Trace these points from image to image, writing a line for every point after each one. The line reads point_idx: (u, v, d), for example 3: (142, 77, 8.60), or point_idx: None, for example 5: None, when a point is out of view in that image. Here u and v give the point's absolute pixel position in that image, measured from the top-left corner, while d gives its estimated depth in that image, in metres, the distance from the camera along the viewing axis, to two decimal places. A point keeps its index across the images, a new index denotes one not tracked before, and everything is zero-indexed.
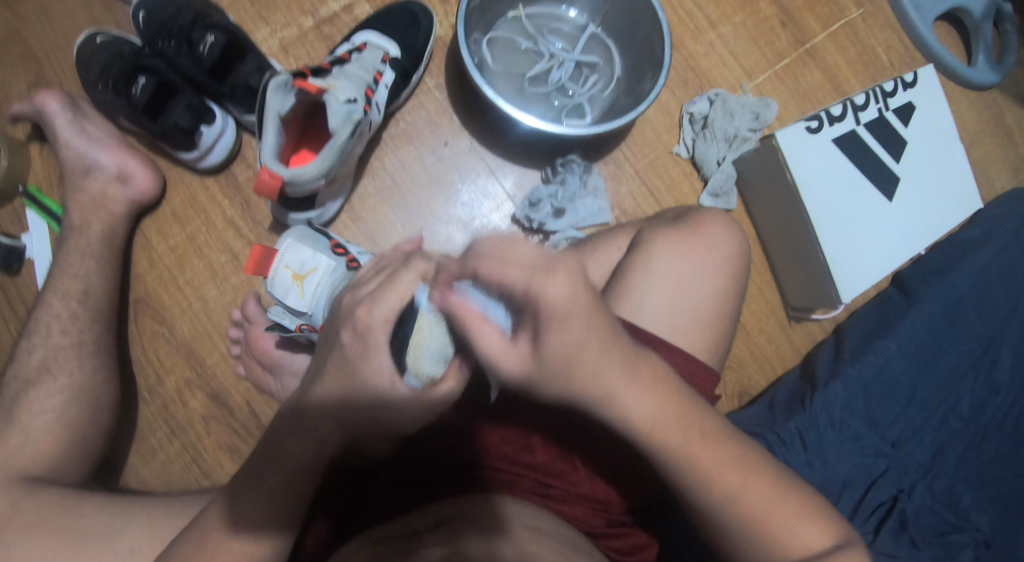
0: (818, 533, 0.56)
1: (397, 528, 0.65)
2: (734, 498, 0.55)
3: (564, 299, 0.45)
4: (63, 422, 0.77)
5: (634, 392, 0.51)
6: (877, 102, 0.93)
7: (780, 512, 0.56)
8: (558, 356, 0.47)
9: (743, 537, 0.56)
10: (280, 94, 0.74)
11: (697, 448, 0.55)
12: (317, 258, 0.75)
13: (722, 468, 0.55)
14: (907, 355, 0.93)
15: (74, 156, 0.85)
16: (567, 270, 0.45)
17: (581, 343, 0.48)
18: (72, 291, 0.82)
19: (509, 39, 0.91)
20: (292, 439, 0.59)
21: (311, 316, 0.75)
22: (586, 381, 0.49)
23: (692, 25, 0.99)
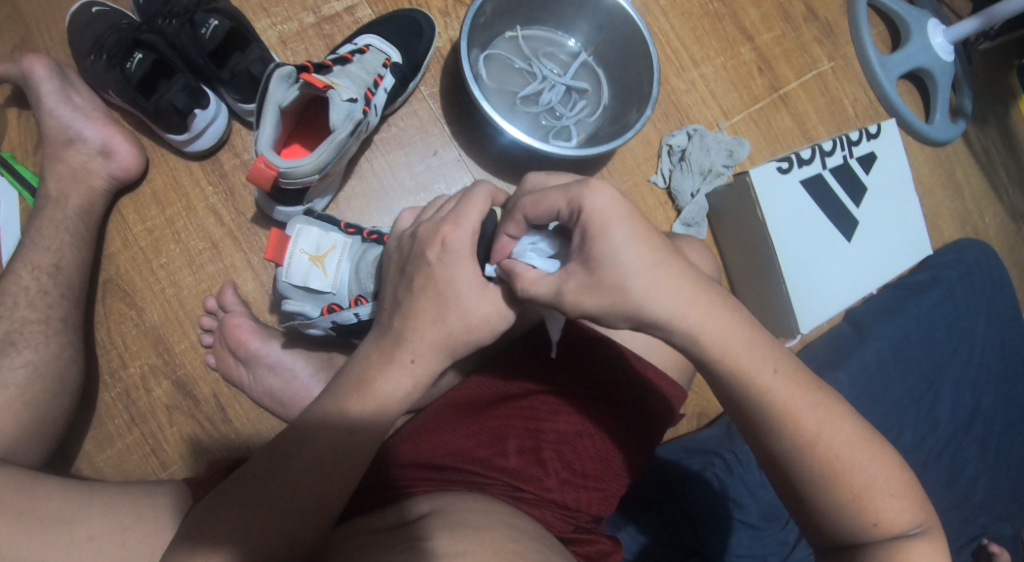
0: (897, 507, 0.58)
1: (374, 521, 0.66)
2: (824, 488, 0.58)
3: (604, 205, 0.53)
4: (25, 400, 0.74)
5: (711, 323, 0.56)
6: (843, 150, 1.00)
7: (870, 472, 0.58)
8: (609, 269, 0.54)
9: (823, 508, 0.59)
10: (283, 85, 0.73)
11: (763, 372, 0.57)
12: (331, 237, 0.79)
13: (806, 422, 0.58)
14: (857, 387, 0.99)
15: (57, 125, 0.83)
16: (605, 187, 0.54)
17: (630, 247, 0.54)
18: (44, 265, 0.79)
19: (505, 58, 0.93)
20: (328, 424, 0.60)
21: (336, 294, 0.79)
22: (644, 297, 0.55)
23: (677, 63, 1.04)
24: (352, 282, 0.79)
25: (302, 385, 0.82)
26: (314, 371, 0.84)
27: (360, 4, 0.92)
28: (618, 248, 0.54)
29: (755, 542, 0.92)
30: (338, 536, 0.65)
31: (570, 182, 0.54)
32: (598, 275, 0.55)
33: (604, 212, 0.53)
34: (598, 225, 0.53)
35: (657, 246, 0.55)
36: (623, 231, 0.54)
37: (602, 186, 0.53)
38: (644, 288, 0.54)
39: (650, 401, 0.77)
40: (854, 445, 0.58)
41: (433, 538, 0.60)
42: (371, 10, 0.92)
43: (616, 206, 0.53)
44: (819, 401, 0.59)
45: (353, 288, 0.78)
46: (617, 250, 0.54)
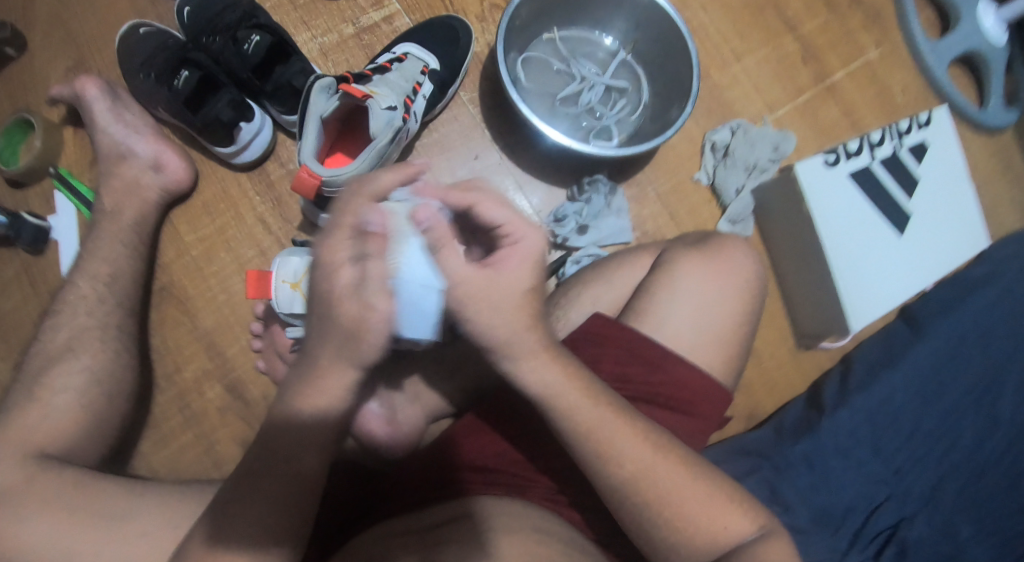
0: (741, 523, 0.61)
1: (404, 522, 0.67)
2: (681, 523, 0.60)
3: (522, 265, 0.54)
4: (83, 402, 0.76)
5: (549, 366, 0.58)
6: (892, 141, 0.96)
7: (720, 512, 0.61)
8: (482, 290, 0.53)
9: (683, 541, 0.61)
10: (323, 95, 0.75)
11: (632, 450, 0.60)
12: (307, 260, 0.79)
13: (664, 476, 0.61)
14: (911, 386, 0.96)
15: (110, 142, 0.86)
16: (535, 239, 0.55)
17: (513, 284, 0.54)
18: (101, 274, 0.82)
19: (544, 60, 0.93)
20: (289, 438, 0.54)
21: None
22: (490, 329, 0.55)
23: (717, 57, 1.02)
24: None
25: None
26: None
27: (399, 13, 0.93)
28: (509, 286, 0.54)
29: (806, 549, 0.88)
30: (369, 537, 0.66)
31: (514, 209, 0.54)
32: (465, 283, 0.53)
33: (516, 260, 0.54)
34: (498, 263, 0.54)
35: (529, 305, 0.56)
36: (519, 284, 0.54)
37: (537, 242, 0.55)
38: (487, 318, 0.55)
39: (697, 404, 0.74)
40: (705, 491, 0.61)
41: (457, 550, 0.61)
42: (409, 19, 0.93)
43: (533, 256, 0.54)
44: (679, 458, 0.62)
45: None
46: (501, 284, 0.54)
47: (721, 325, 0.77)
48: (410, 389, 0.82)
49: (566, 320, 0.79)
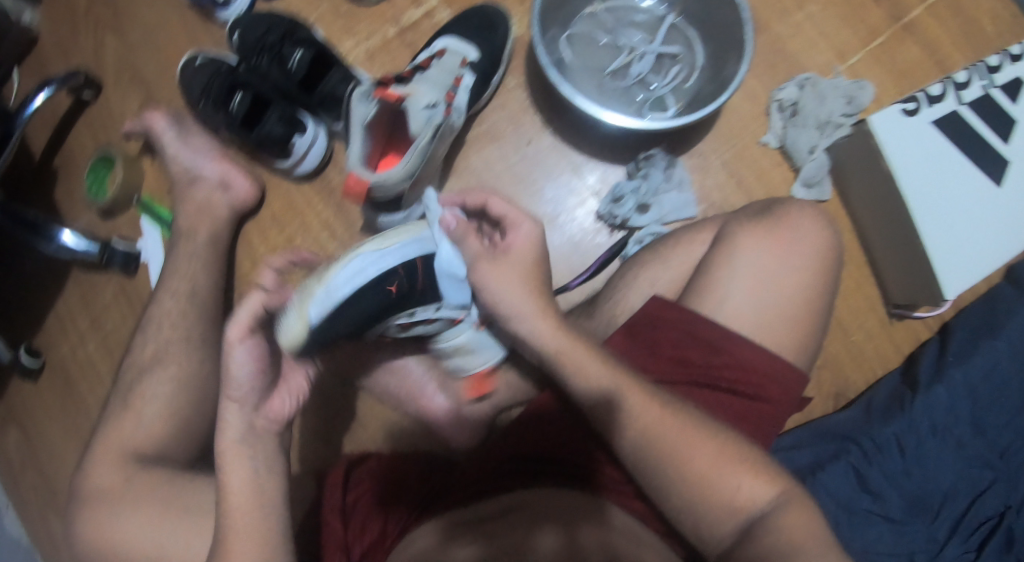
0: (750, 487, 0.60)
1: (462, 513, 0.69)
2: (702, 486, 0.61)
3: (525, 242, 0.68)
4: (172, 407, 0.81)
5: (542, 321, 0.66)
6: (981, 79, 0.85)
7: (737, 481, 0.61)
8: (494, 276, 0.66)
9: (698, 506, 0.61)
10: (363, 102, 0.76)
11: (641, 412, 0.62)
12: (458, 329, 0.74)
13: (684, 447, 0.61)
14: (1019, 358, 0.87)
15: (181, 168, 0.93)
16: (530, 230, 0.68)
17: (515, 269, 0.67)
18: (182, 290, 0.88)
19: (587, 35, 0.89)
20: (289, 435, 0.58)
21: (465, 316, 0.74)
22: (502, 300, 0.67)
23: (777, 5, 0.94)
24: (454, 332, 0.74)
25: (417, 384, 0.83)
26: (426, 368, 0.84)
27: (438, 8, 0.93)
28: (511, 274, 0.66)
29: (898, 538, 0.83)
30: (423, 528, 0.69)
31: (508, 211, 0.69)
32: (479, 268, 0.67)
33: (521, 247, 0.68)
34: (506, 252, 0.68)
35: (538, 277, 0.68)
36: (513, 269, 0.67)
37: (527, 228, 0.68)
38: (497, 290, 0.66)
39: (770, 385, 0.70)
40: (721, 460, 0.61)
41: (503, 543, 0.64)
42: (448, 13, 0.93)
43: (531, 238, 0.67)
44: (691, 425, 0.62)
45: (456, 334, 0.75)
46: (508, 276, 0.66)
47: (788, 297, 0.72)
48: None
49: (624, 304, 0.77)
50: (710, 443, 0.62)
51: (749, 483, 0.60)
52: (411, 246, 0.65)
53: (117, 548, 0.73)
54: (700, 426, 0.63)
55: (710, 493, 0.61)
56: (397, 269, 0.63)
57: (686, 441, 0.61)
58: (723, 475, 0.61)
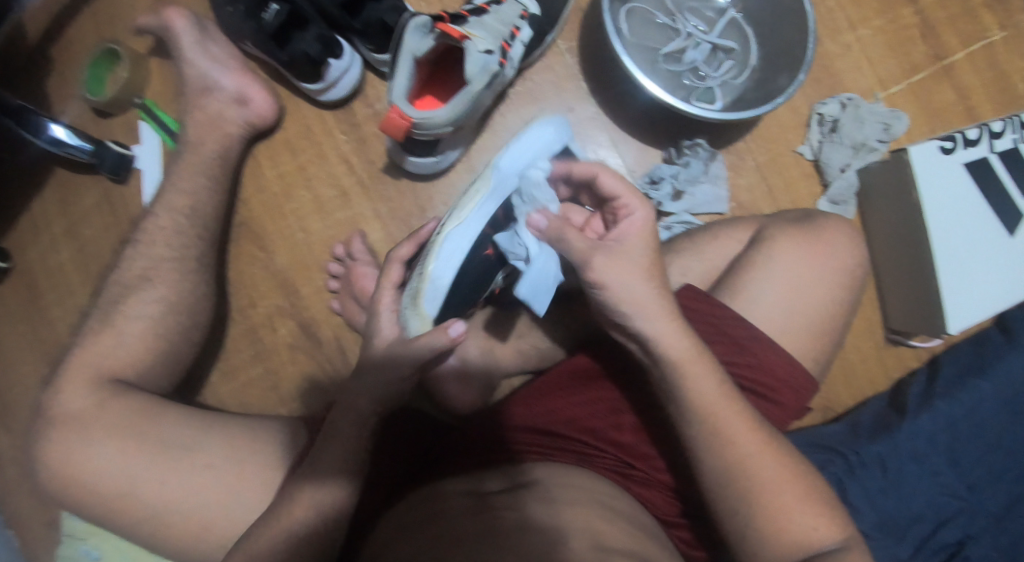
0: (819, 524, 0.61)
1: (467, 484, 0.65)
2: (768, 513, 0.60)
3: (638, 225, 0.65)
4: (156, 332, 0.77)
5: (668, 324, 0.63)
6: (1014, 133, 0.89)
7: (802, 519, 0.61)
8: (613, 270, 0.63)
9: (758, 534, 0.60)
10: (418, 34, 0.72)
11: (738, 440, 0.61)
12: None
13: (765, 476, 0.61)
14: (1000, 399, 0.90)
15: (196, 74, 0.86)
16: (645, 215, 0.66)
17: (632, 261, 0.64)
18: (180, 206, 0.82)
19: (646, 11, 0.86)
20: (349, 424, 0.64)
21: None
22: (623, 299, 0.63)
23: (830, 23, 0.94)
24: None
25: None
26: None
27: None
28: (630, 268, 0.64)
29: None
30: (425, 495, 0.65)
31: (623, 193, 0.66)
32: (597, 260, 0.63)
33: (632, 236, 0.65)
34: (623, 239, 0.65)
35: (655, 267, 0.65)
36: (634, 260, 0.64)
37: (641, 212, 0.65)
38: (619, 282, 0.63)
39: (786, 390, 0.69)
40: (790, 479, 0.62)
41: (520, 511, 0.60)
42: None
43: (646, 224, 0.65)
44: (767, 443, 0.62)
45: None
46: (626, 268, 0.63)
47: (818, 307, 0.72)
48: (483, 343, 0.79)
49: None
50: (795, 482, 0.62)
51: (816, 516, 0.61)
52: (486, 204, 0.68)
53: (82, 474, 0.69)
54: (774, 447, 0.62)
55: (778, 521, 0.60)
56: (484, 234, 0.68)
57: (762, 463, 0.61)
58: (789, 506, 0.61)
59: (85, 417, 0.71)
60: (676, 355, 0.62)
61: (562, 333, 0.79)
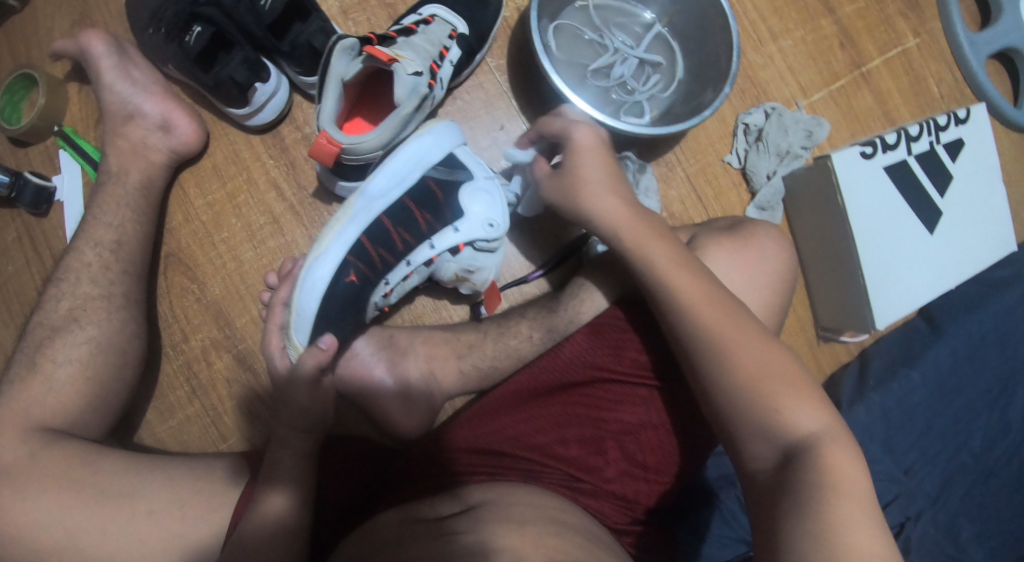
0: (805, 415, 0.61)
1: (424, 509, 0.64)
2: (762, 403, 0.62)
3: (586, 139, 0.71)
4: (88, 374, 0.75)
5: (613, 201, 0.70)
6: (929, 135, 0.94)
7: (778, 386, 0.62)
8: (567, 182, 0.71)
9: (750, 421, 0.62)
10: (345, 58, 0.71)
11: (732, 343, 0.64)
12: (464, 259, 0.76)
13: (742, 360, 0.64)
14: (928, 387, 0.97)
15: (117, 100, 0.83)
16: (594, 137, 0.72)
17: (594, 176, 0.71)
18: (106, 240, 0.80)
19: (574, 28, 0.87)
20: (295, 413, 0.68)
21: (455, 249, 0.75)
22: (582, 197, 0.71)
23: (754, 34, 0.97)
24: (451, 264, 0.76)
25: (363, 363, 0.77)
26: (374, 349, 0.78)
27: None
28: (585, 174, 0.71)
29: None
30: (378, 521, 0.64)
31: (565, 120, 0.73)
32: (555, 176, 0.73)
33: (586, 151, 0.71)
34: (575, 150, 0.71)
35: (613, 167, 0.72)
36: (592, 165, 0.71)
37: (586, 128, 0.72)
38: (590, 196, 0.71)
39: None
40: (769, 364, 0.64)
41: (476, 533, 0.60)
42: None
43: (592, 139, 0.71)
44: (747, 329, 0.65)
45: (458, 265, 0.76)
46: (580, 175, 0.71)
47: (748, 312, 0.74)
48: (424, 365, 0.78)
49: (589, 302, 0.76)
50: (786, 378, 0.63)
51: (803, 410, 0.61)
52: (349, 230, 0.69)
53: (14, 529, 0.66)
54: (756, 332, 0.65)
55: (770, 403, 0.62)
56: (347, 259, 0.69)
57: (739, 342, 0.64)
58: (779, 395, 0.62)
59: (14, 470, 0.68)
60: (618, 214, 0.69)
61: (502, 351, 0.77)
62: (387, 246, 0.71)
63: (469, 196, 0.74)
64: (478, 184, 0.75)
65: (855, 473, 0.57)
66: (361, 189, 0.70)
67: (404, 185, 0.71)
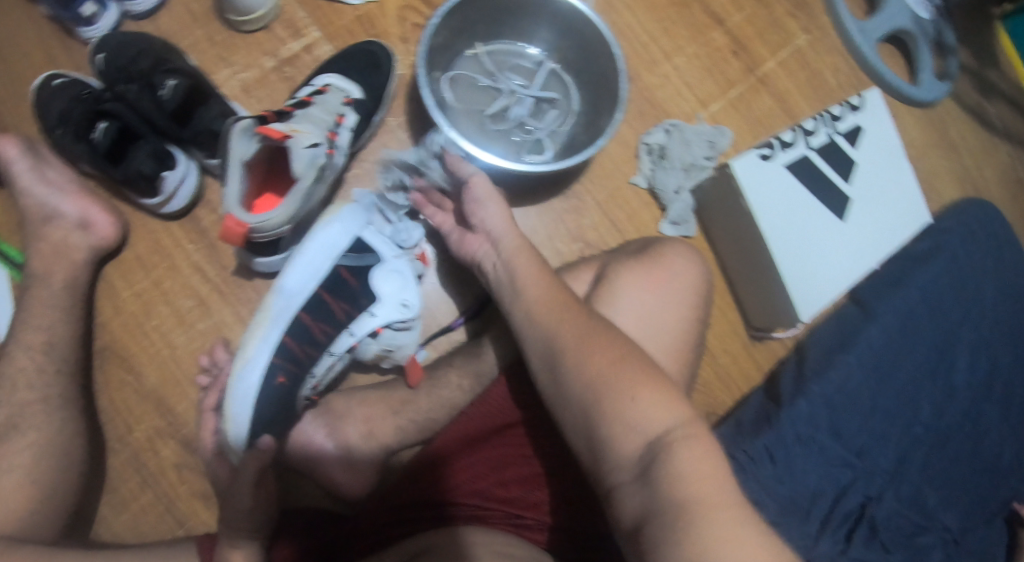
0: (659, 411, 0.57)
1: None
2: (599, 388, 0.59)
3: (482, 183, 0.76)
4: (33, 480, 0.75)
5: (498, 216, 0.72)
6: (826, 127, 0.98)
7: (623, 375, 0.59)
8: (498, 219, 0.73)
9: (594, 414, 0.59)
10: (244, 139, 0.73)
11: (571, 339, 0.63)
12: (381, 340, 0.78)
13: (594, 352, 0.61)
14: (866, 368, 0.99)
15: (35, 203, 0.85)
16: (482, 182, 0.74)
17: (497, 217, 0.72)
18: (37, 343, 0.80)
19: (469, 76, 0.90)
20: (248, 493, 0.66)
21: (370, 337, 0.77)
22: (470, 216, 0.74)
23: (649, 56, 1.01)
24: (371, 347, 0.79)
25: (306, 435, 0.79)
26: (312, 418, 0.80)
27: (318, 42, 0.92)
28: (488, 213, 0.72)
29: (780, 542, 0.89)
30: None
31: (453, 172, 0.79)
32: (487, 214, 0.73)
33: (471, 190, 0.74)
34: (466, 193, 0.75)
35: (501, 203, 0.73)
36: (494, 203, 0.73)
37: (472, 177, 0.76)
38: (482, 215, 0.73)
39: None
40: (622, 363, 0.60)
41: None
42: (330, 47, 0.92)
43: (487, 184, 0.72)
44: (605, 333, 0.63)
45: (375, 347, 0.79)
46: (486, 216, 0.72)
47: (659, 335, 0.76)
48: (364, 427, 0.79)
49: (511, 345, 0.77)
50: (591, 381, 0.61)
51: (662, 413, 0.57)
52: (272, 333, 0.70)
53: None
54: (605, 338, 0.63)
55: (617, 399, 0.58)
56: (274, 363, 0.70)
57: (593, 340, 0.62)
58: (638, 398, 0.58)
59: None
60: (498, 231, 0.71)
61: (436, 402, 0.79)
62: (309, 342, 0.72)
63: (382, 277, 0.76)
64: (388, 265, 0.77)
65: (704, 476, 0.52)
66: (278, 288, 0.71)
67: (318, 277, 0.72)
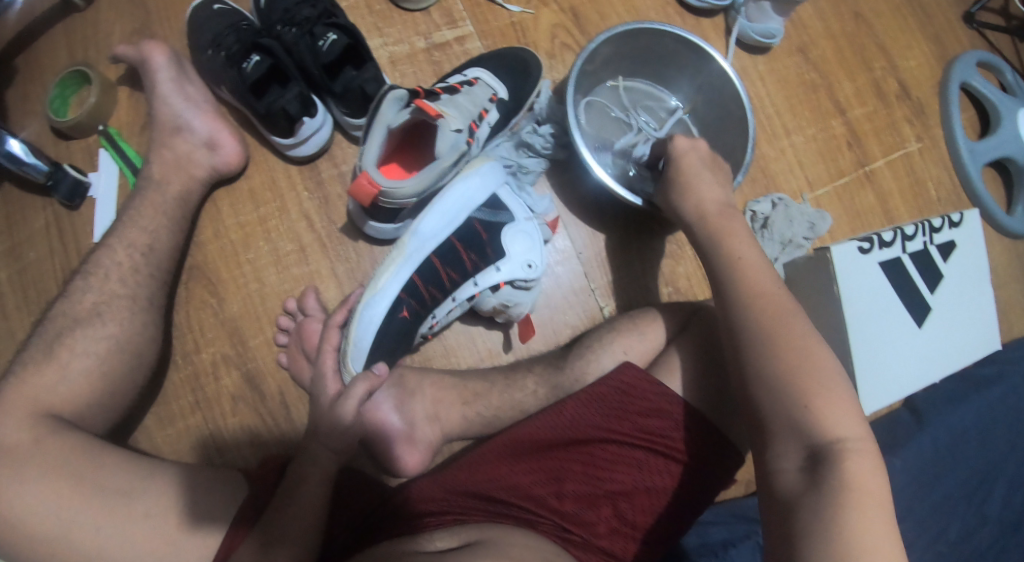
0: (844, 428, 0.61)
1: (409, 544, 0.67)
2: (799, 388, 0.62)
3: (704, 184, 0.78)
4: (102, 369, 0.77)
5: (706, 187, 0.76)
6: (924, 236, 1.01)
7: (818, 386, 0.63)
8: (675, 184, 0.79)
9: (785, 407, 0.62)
10: (394, 107, 0.76)
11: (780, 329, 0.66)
12: (500, 295, 0.85)
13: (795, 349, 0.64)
14: (910, 476, 0.98)
15: (169, 113, 0.88)
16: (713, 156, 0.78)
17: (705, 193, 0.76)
18: (138, 244, 0.83)
19: (603, 105, 0.93)
20: (338, 435, 0.73)
21: (492, 290, 0.84)
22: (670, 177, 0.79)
23: (770, 128, 1.04)
24: (489, 298, 0.85)
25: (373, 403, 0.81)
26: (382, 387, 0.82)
27: (471, 36, 0.95)
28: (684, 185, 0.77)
29: None
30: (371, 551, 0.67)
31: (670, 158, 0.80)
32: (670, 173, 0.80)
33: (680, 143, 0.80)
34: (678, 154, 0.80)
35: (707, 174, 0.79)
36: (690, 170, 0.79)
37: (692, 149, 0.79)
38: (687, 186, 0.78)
39: (706, 458, 0.74)
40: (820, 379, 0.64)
41: None
42: (481, 44, 0.95)
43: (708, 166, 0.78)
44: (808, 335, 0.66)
45: (492, 300, 0.85)
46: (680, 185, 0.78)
47: None
48: (431, 408, 0.83)
49: (595, 364, 0.81)
50: (815, 367, 0.63)
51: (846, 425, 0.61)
52: (404, 271, 0.77)
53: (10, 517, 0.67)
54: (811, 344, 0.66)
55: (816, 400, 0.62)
56: (402, 297, 0.78)
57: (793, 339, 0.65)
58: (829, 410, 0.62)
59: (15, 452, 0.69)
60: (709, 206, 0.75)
61: (507, 402, 0.83)
62: (437, 285, 0.81)
63: (510, 236, 0.84)
64: (519, 226, 0.85)
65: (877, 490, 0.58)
66: (414, 230, 0.78)
67: (452, 226, 0.80)
